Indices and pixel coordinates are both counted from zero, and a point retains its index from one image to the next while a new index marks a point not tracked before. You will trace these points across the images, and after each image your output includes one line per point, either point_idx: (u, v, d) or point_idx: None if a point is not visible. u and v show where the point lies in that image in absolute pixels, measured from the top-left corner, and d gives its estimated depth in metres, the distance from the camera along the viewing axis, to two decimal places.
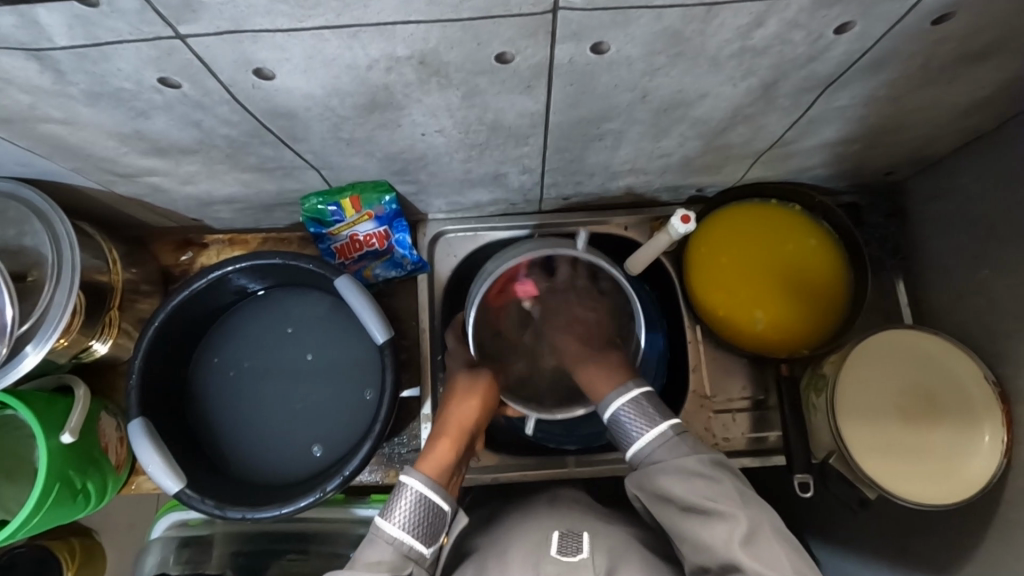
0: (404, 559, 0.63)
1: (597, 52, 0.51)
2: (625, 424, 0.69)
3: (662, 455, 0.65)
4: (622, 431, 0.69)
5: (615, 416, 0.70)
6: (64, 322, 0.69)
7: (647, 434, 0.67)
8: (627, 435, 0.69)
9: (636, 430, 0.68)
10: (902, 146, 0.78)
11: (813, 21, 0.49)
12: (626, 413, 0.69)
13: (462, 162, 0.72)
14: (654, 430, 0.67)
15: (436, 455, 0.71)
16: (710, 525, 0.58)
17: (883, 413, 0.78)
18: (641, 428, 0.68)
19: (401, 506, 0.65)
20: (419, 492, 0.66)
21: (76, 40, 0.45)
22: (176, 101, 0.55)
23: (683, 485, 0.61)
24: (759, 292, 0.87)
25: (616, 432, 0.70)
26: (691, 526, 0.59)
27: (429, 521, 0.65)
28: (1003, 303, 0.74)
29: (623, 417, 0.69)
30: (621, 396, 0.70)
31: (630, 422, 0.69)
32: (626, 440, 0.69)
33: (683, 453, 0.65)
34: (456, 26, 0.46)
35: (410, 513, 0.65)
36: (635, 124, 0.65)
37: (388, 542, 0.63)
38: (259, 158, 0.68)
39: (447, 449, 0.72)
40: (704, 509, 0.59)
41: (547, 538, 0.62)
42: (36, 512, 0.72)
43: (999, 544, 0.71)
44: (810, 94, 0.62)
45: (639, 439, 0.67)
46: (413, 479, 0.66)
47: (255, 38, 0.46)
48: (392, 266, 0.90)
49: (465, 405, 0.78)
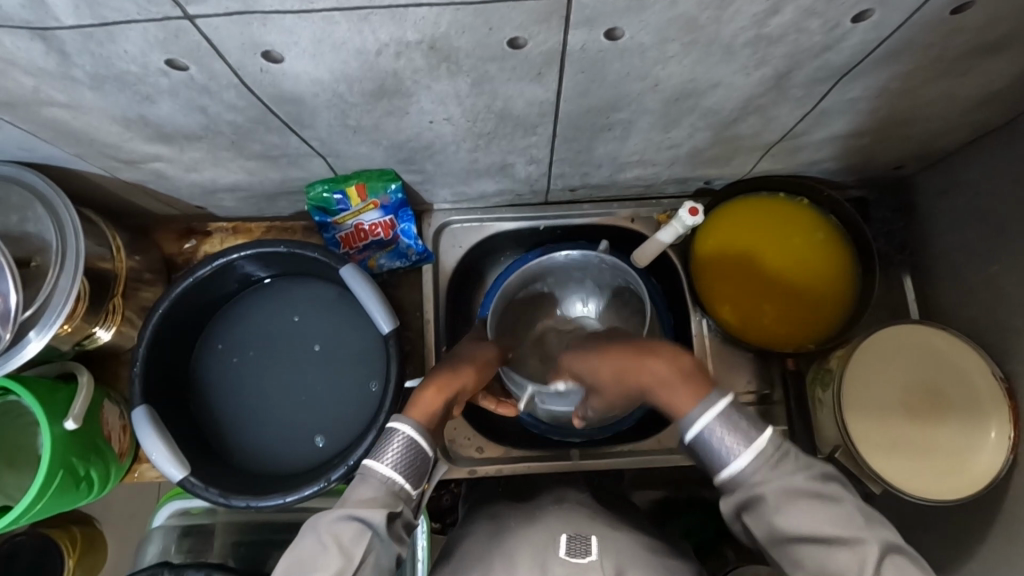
0: (395, 498, 0.58)
1: (610, 38, 0.50)
2: (717, 445, 0.54)
3: (766, 478, 0.53)
4: (710, 452, 0.54)
5: (700, 439, 0.55)
6: (67, 309, 0.69)
7: (744, 456, 0.53)
8: (717, 456, 0.54)
9: (728, 453, 0.54)
10: (913, 139, 0.77)
11: (830, 9, 0.48)
12: (714, 433, 0.54)
13: (469, 151, 0.71)
14: (754, 449, 0.53)
15: (424, 400, 0.65)
16: (830, 558, 0.51)
17: (889, 409, 0.78)
18: (732, 450, 0.54)
19: (391, 448, 0.59)
20: (409, 435, 0.60)
21: (82, 20, 0.44)
22: (183, 85, 0.54)
23: (803, 514, 0.52)
24: (768, 288, 0.87)
25: (700, 452, 0.55)
26: (804, 554, 0.52)
27: (418, 463, 0.60)
28: (1013, 299, 0.73)
29: (711, 438, 0.54)
30: (702, 412, 0.55)
31: (718, 443, 0.54)
32: (714, 461, 0.54)
33: (789, 475, 0.53)
34: (469, 10, 0.45)
35: (402, 454, 0.59)
36: (645, 114, 0.65)
37: (381, 481, 0.58)
38: (264, 145, 0.67)
39: (436, 397, 0.65)
40: (824, 535, 0.51)
41: (555, 540, 0.62)
42: (39, 499, 0.71)
43: (1004, 541, 0.71)
44: (824, 84, 0.61)
45: (734, 463, 0.53)
46: (403, 423, 0.61)
47: (264, 20, 0.45)
48: (396, 256, 0.89)
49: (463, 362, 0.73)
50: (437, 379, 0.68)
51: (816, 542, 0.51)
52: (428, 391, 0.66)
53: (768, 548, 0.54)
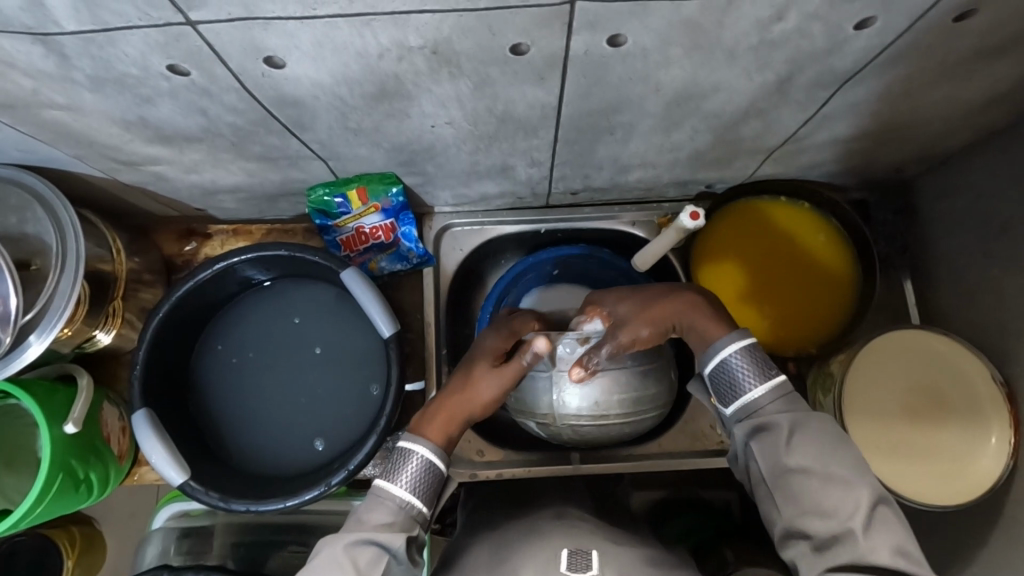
0: (412, 521, 0.61)
1: (613, 43, 0.50)
2: (736, 375, 0.61)
3: (777, 411, 0.59)
4: (730, 381, 0.61)
5: (723, 363, 0.61)
6: (67, 312, 0.69)
7: (759, 388, 0.60)
8: (735, 385, 0.61)
9: (747, 383, 0.60)
10: (916, 143, 0.77)
11: (835, 14, 0.48)
12: (739, 363, 0.61)
13: (470, 153, 0.71)
14: (769, 383, 0.60)
15: (440, 419, 0.66)
16: (827, 496, 0.55)
17: (890, 413, 0.78)
18: (749, 380, 0.60)
19: (407, 470, 0.62)
20: (424, 457, 0.63)
21: (82, 24, 0.44)
22: (183, 88, 0.54)
23: (808, 450, 0.57)
24: (771, 293, 0.86)
25: (720, 382, 0.62)
26: (802, 489, 0.56)
27: (432, 482, 0.63)
28: (1014, 303, 0.73)
29: (734, 367, 0.61)
30: (732, 341, 0.62)
31: (739, 372, 0.61)
32: (732, 391, 0.61)
33: (800, 411, 0.59)
34: (472, 15, 0.45)
35: (416, 477, 0.62)
36: (647, 117, 0.65)
37: (398, 505, 0.60)
38: (265, 147, 0.67)
39: (451, 416, 0.66)
40: (826, 473, 0.56)
41: (556, 556, 0.62)
42: (39, 502, 0.71)
43: (1004, 545, 0.71)
44: (826, 89, 0.61)
45: (750, 392, 0.60)
46: (419, 444, 0.63)
47: (266, 24, 0.45)
48: (397, 259, 0.89)
49: (479, 374, 0.69)
50: (454, 391, 0.68)
51: (817, 481, 0.55)
52: (443, 408, 0.67)
53: (767, 483, 0.58)
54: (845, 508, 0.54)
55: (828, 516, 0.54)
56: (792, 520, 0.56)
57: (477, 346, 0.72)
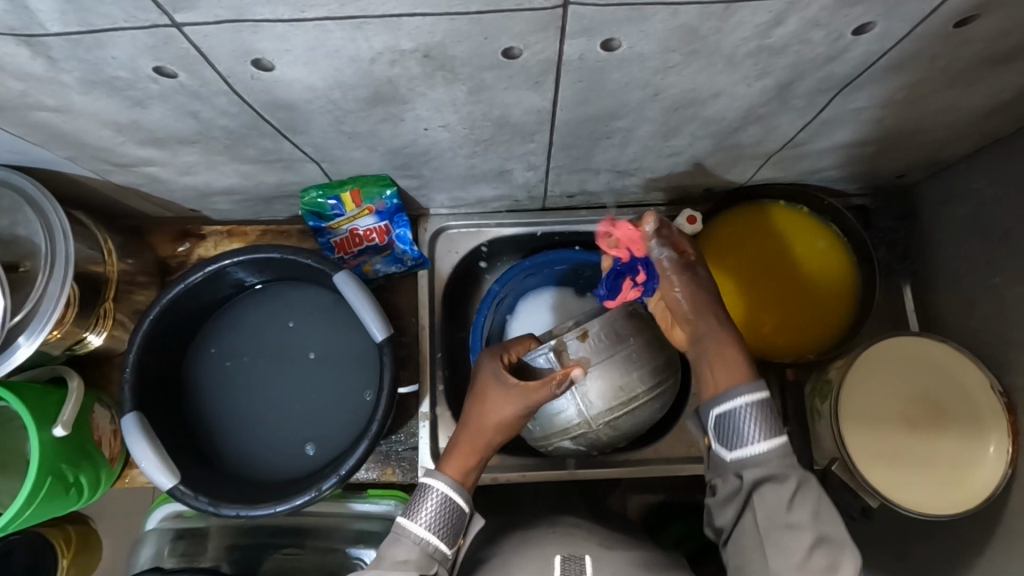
0: (429, 560, 0.61)
1: (608, 48, 0.49)
2: (739, 425, 0.56)
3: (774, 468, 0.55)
4: (734, 428, 0.57)
5: (730, 411, 0.57)
6: (56, 315, 0.68)
7: (760, 445, 0.56)
8: (738, 434, 0.56)
9: (751, 435, 0.56)
10: (917, 149, 0.76)
11: (835, 20, 0.48)
12: (747, 414, 0.56)
13: (466, 157, 0.71)
14: (773, 442, 0.56)
15: (462, 453, 0.67)
16: (820, 558, 0.52)
17: (887, 421, 0.77)
18: (756, 432, 0.56)
19: (427, 506, 0.63)
20: (444, 494, 0.64)
21: (68, 26, 0.44)
22: (173, 91, 0.53)
23: (801, 512, 0.53)
24: (769, 298, 0.86)
25: (722, 428, 0.57)
26: (792, 546, 0.52)
27: (453, 521, 0.64)
28: (1015, 312, 0.72)
29: (743, 416, 0.56)
30: (746, 390, 0.57)
31: (747, 421, 0.56)
32: (733, 440, 0.57)
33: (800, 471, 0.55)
34: (464, 19, 0.44)
35: (435, 514, 0.63)
36: (646, 122, 0.64)
37: (415, 542, 0.61)
38: (259, 150, 0.66)
39: (472, 450, 0.67)
40: (818, 535, 0.53)
41: (548, 564, 0.61)
42: (29, 504, 0.70)
43: (1001, 555, 0.70)
44: (826, 95, 0.60)
45: (755, 444, 0.56)
46: (437, 480, 0.64)
47: (255, 27, 0.44)
48: (392, 262, 0.88)
49: (497, 404, 0.68)
50: (473, 423, 0.68)
51: (815, 539, 0.53)
52: (465, 440, 0.68)
53: (755, 537, 0.54)
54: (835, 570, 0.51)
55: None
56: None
57: (489, 368, 0.70)
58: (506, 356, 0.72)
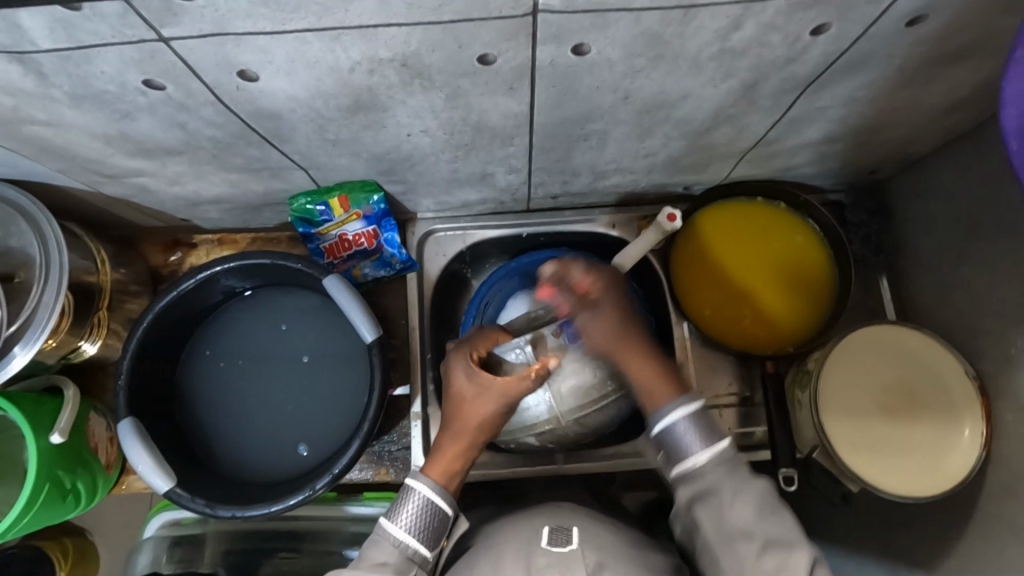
0: (408, 562, 0.63)
1: (578, 53, 0.52)
2: (680, 439, 0.62)
3: (720, 476, 0.60)
4: (676, 445, 0.62)
5: (669, 428, 0.62)
6: (52, 324, 0.70)
7: (702, 454, 0.61)
8: (680, 449, 0.62)
9: (690, 449, 0.61)
10: (885, 144, 0.79)
11: (791, 23, 0.50)
12: (684, 428, 0.62)
13: (449, 162, 0.73)
14: (713, 448, 0.61)
15: (446, 456, 0.67)
16: (768, 558, 0.55)
17: (865, 409, 0.79)
18: (694, 444, 0.61)
19: (407, 509, 0.64)
20: (425, 496, 0.65)
21: (58, 43, 0.45)
22: (160, 103, 0.55)
23: (749, 513, 0.58)
24: (747, 292, 0.88)
25: (666, 446, 0.63)
26: (744, 553, 0.56)
27: (434, 524, 0.65)
28: (984, 300, 0.75)
29: (680, 431, 0.62)
30: (680, 407, 0.63)
31: (685, 435, 0.62)
32: (677, 455, 0.62)
33: (743, 477, 0.60)
34: (438, 29, 0.46)
35: (416, 517, 0.64)
36: (619, 125, 0.66)
37: (394, 544, 0.63)
38: (245, 159, 0.68)
39: (455, 452, 0.68)
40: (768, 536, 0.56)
41: (537, 533, 0.63)
42: (26, 512, 0.72)
43: (979, 537, 0.72)
44: (791, 95, 0.63)
45: (693, 455, 0.61)
46: (420, 483, 0.65)
47: (238, 40, 0.46)
48: (381, 266, 0.90)
49: (474, 410, 0.69)
50: (454, 428, 0.69)
51: (760, 545, 0.56)
52: (447, 443, 0.68)
53: (712, 545, 0.58)
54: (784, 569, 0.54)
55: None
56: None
57: (461, 370, 0.70)
58: (475, 353, 0.73)
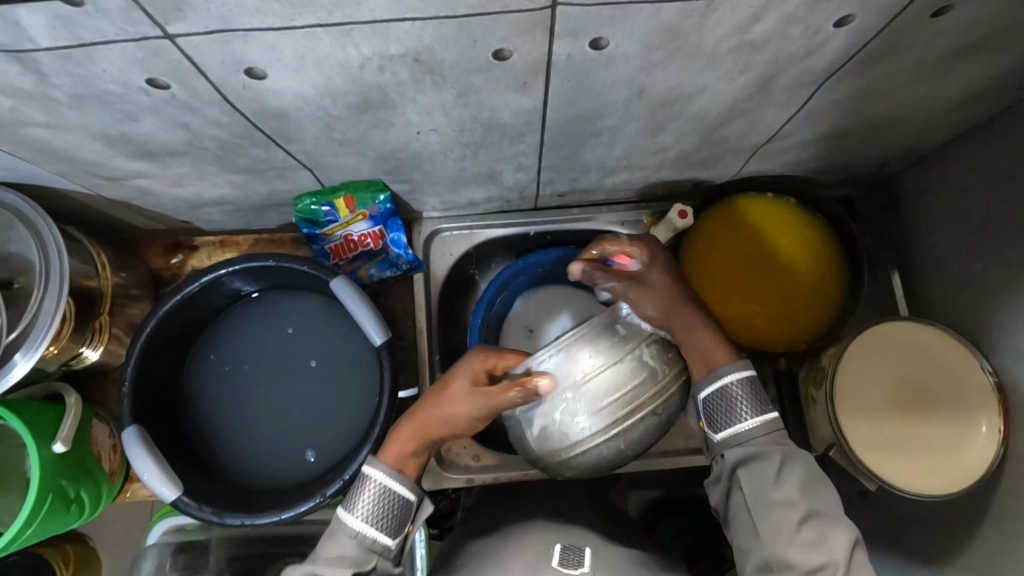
0: (367, 553, 0.61)
1: (595, 48, 0.50)
2: (731, 403, 0.64)
3: (768, 443, 0.62)
4: (726, 408, 0.64)
5: (722, 391, 0.64)
6: (54, 329, 0.68)
7: (751, 421, 0.63)
8: (731, 413, 0.64)
9: (743, 412, 0.63)
10: (898, 138, 0.78)
11: (813, 15, 0.49)
12: (736, 393, 0.64)
13: (457, 160, 0.71)
14: (763, 416, 0.63)
15: (403, 438, 0.66)
16: (807, 529, 0.57)
17: (880, 406, 0.78)
18: (745, 410, 0.63)
19: (365, 498, 0.63)
20: (381, 484, 0.63)
21: (58, 41, 0.44)
22: (164, 103, 0.53)
23: (794, 484, 0.60)
24: (761, 286, 0.86)
25: (715, 408, 0.65)
26: (784, 520, 0.58)
27: (395, 512, 0.63)
28: (999, 294, 0.74)
29: (731, 395, 0.64)
30: (734, 370, 0.65)
31: (738, 400, 0.64)
32: (726, 418, 0.64)
33: (789, 447, 0.62)
34: (453, 23, 0.45)
35: (373, 506, 0.63)
36: (632, 120, 0.65)
37: (350, 536, 0.61)
38: (249, 160, 0.66)
39: (412, 439, 0.66)
40: (807, 509, 0.59)
41: (549, 550, 0.62)
42: (29, 524, 0.70)
43: (995, 533, 0.71)
44: (808, 88, 0.61)
45: (744, 421, 0.63)
46: (376, 470, 0.64)
47: (245, 37, 0.44)
48: (387, 266, 0.89)
49: (448, 402, 0.66)
50: (423, 414, 0.67)
51: (800, 515, 0.58)
52: (409, 427, 0.67)
53: (750, 510, 0.60)
54: (826, 541, 0.57)
55: (811, 547, 0.56)
56: (774, 548, 0.58)
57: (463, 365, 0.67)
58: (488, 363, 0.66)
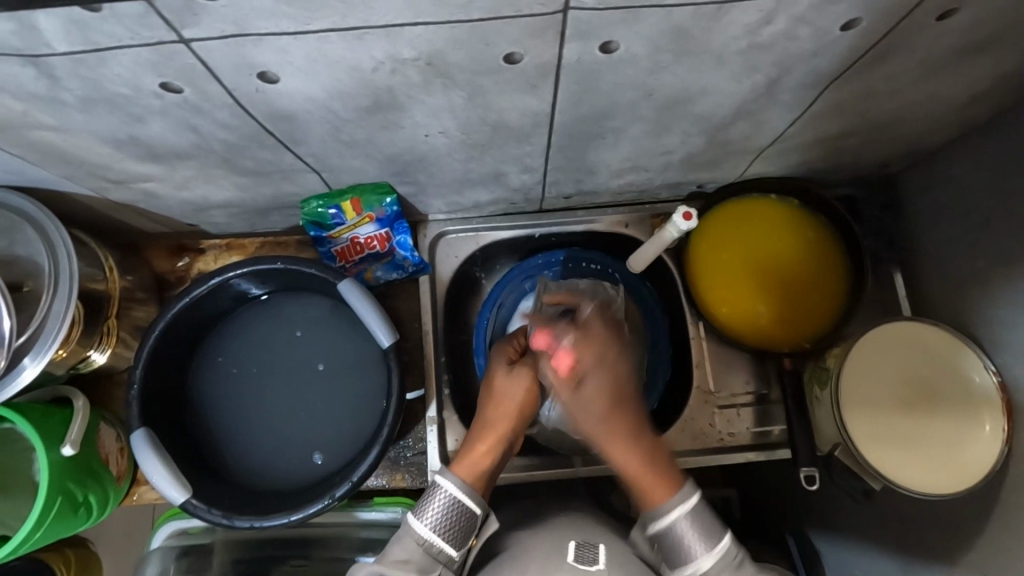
0: (431, 560, 0.62)
1: (605, 51, 0.51)
2: (683, 539, 0.62)
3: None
4: (679, 548, 0.62)
5: (671, 531, 0.62)
6: (62, 333, 0.68)
7: (707, 558, 0.61)
8: (684, 552, 0.62)
9: (697, 550, 0.61)
10: (899, 138, 0.78)
11: (821, 17, 0.49)
12: (684, 530, 0.62)
13: (464, 161, 0.71)
14: (716, 551, 0.61)
15: (475, 453, 0.70)
16: None
17: (885, 405, 0.79)
18: (699, 547, 0.61)
19: (433, 506, 0.64)
20: (453, 497, 0.65)
21: (74, 46, 0.44)
22: (175, 106, 0.53)
23: None
24: (763, 287, 0.86)
25: (666, 544, 0.63)
26: None
27: (459, 523, 0.64)
28: (1001, 293, 0.74)
29: (680, 533, 0.62)
30: (679, 506, 0.63)
31: (688, 540, 0.62)
32: (678, 559, 0.62)
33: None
34: (465, 27, 0.45)
35: (441, 516, 0.64)
36: (638, 122, 0.65)
37: (417, 542, 0.63)
38: (257, 162, 0.67)
39: (485, 450, 0.70)
40: None
41: (564, 548, 0.62)
42: (39, 527, 0.70)
43: (1002, 531, 0.71)
44: (813, 89, 0.62)
45: (698, 559, 0.61)
46: (447, 480, 0.65)
47: (259, 41, 0.45)
48: (393, 268, 0.89)
49: (509, 402, 0.74)
50: (489, 420, 0.73)
51: None
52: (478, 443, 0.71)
53: None
54: None
55: None
56: None
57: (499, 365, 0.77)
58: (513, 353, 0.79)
